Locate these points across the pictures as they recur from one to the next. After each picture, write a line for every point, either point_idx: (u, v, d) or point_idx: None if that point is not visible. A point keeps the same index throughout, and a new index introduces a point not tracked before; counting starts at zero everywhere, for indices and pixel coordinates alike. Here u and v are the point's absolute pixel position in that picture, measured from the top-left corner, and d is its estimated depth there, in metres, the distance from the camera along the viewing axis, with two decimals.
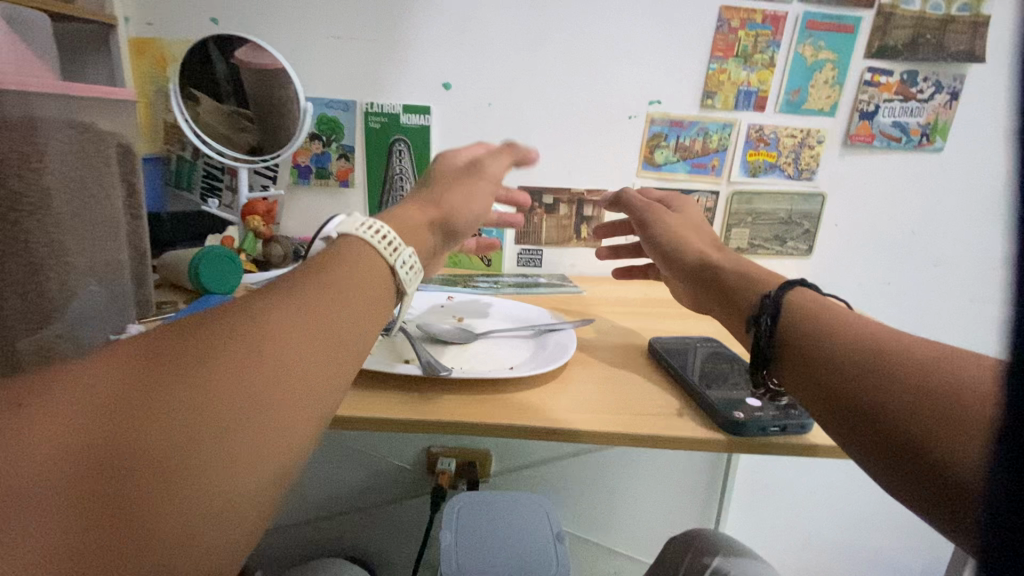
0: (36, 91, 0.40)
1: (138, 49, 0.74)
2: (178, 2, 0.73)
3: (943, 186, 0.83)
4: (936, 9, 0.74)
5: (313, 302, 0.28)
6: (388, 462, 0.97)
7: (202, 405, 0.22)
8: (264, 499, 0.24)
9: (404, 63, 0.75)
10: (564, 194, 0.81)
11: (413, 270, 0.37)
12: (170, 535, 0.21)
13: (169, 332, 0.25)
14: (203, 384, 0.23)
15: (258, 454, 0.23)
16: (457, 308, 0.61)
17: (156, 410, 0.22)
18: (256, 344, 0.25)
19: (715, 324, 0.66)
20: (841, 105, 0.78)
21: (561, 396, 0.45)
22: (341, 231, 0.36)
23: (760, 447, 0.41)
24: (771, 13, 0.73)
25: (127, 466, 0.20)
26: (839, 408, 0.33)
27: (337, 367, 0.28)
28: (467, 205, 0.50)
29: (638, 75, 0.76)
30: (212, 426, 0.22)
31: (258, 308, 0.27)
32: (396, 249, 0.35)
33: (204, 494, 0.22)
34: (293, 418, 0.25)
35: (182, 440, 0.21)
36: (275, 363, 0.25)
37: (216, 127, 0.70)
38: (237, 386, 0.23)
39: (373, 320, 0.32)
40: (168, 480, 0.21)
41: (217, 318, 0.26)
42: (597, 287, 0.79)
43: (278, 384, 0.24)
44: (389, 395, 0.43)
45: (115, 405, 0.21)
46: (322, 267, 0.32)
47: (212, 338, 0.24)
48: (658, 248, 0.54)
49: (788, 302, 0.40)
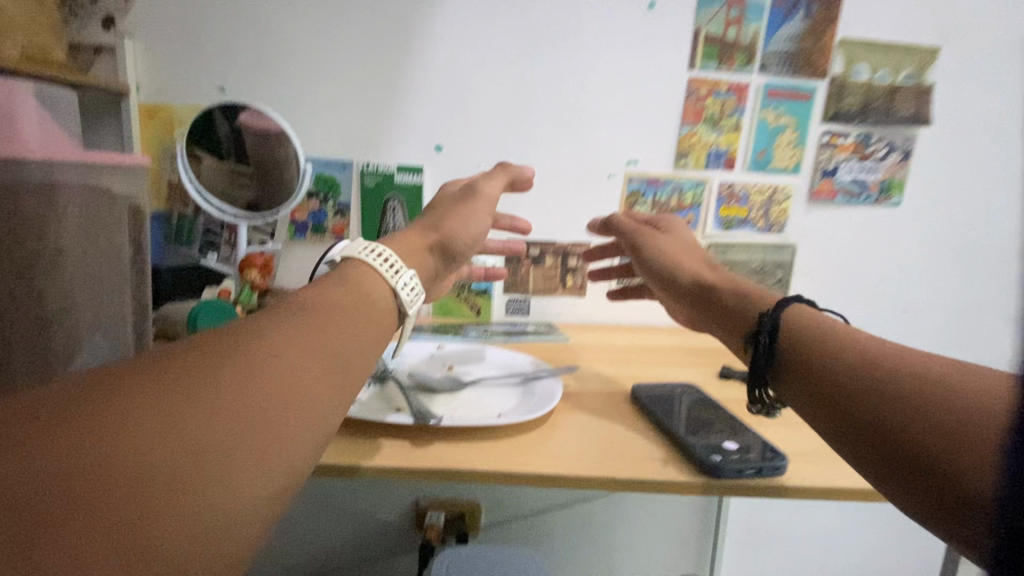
0: (58, 161, 0.43)
1: (147, 113, 0.79)
2: (189, 73, 0.79)
3: (904, 237, 0.88)
4: (883, 79, 0.82)
5: (310, 325, 0.32)
6: (375, 515, 0.96)
7: (215, 414, 0.25)
8: (269, 504, 0.25)
9: (399, 127, 0.81)
10: (549, 246, 0.85)
11: (414, 290, 0.43)
12: (186, 539, 0.22)
13: (172, 353, 0.27)
14: (207, 398, 0.25)
15: (265, 459, 0.25)
16: (447, 357, 0.64)
17: (172, 419, 0.24)
18: (260, 361, 0.28)
19: (695, 370, 0.68)
20: (803, 164, 0.84)
21: (546, 443, 0.47)
22: (346, 254, 0.43)
23: (739, 490, 0.42)
24: (735, 83, 0.80)
25: (147, 471, 0.22)
26: (845, 421, 0.35)
27: (332, 382, 0.30)
28: (465, 231, 0.52)
29: (616, 138, 0.82)
30: (223, 434, 0.24)
31: (258, 331, 0.30)
32: (397, 271, 0.41)
33: (218, 497, 0.23)
34: (292, 428, 0.27)
35: (197, 446, 0.24)
36: (277, 377, 0.28)
37: (217, 185, 0.75)
38: (245, 397, 0.26)
39: (371, 342, 0.35)
40: (185, 483, 0.23)
41: (211, 339, 0.29)
42: (583, 335, 0.81)
43: (282, 396, 0.27)
44: (379, 443, 0.45)
45: (128, 417, 0.23)
46: (324, 291, 0.36)
47: (217, 357, 0.27)
48: (655, 272, 0.58)
49: (786, 321, 0.43)
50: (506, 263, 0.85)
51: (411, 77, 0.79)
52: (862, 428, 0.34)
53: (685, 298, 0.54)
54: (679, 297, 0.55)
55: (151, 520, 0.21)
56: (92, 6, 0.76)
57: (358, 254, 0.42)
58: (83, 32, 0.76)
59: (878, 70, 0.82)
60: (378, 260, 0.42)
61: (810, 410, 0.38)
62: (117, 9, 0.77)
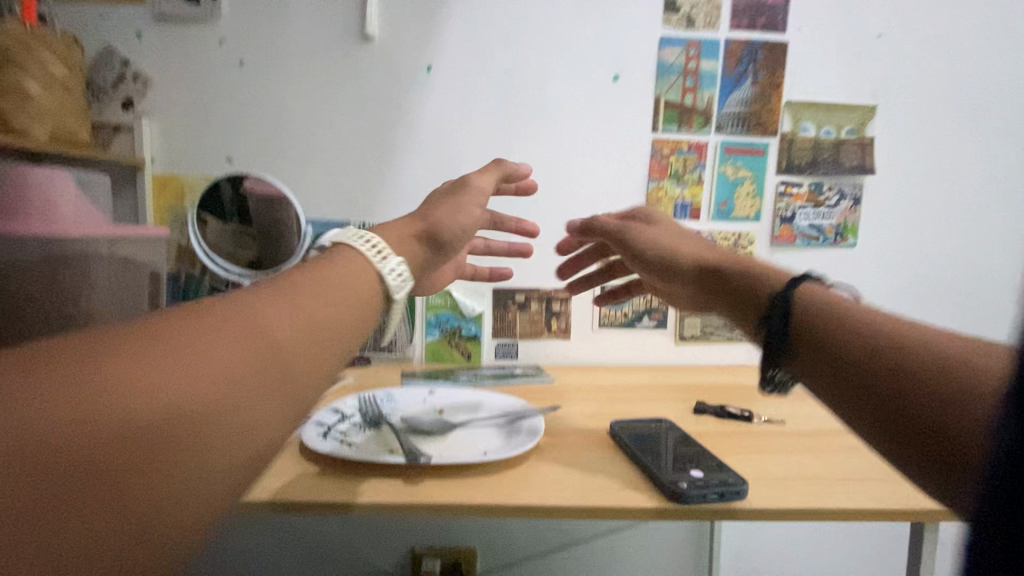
0: (91, 237, 0.51)
1: (160, 183, 0.86)
2: (200, 146, 0.86)
3: (862, 275, 0.95)
4: (828, 135, 0.91)
5: (299, 306, 0.32)
6: (371, 564, 0.96)
7: (196, 389, 0.25)
8: (238, 477, 0.26)
9: (392, 190, 0.88)
10: (533, 292, 0.91)
11: (402, 277, 0.41)
12: (156, 507, 0.23)
13: (159, 320, 0.27)
14: (207, 364, 0.26)
15: (239, 436, 0.26)
16: (438, 400, 0.68)
17: (153, 391, 0.24)
18: (247, 339, 0.28)
19: (671, 407, 0.73)
20: (763, 212, 0.92)
21: (529, 478, 0.51)
22: (337, 240, 0.41)
23: (703, 514, 0.46)
24: (695, 142, 0.89)
25: (126, 438, 0.23)
26: (854, 395, 0.37)
27: (314, 365, 0.31)
28: (453, 220, 0.52)
29: (591, 193, 0.90)
30: (202, 409, 0.25)
31: (248, 307, 0.30)
32: (384, 258, 0.40)
33: (189, 470, 0.24)
34: (281, 397, 0.29)
35: (175, 419, 0.24)
36: (260, 356, 0.28)
37: (223, 247, 0.81)
38: (226, 374, 0.26)
39: (358, 328, 0.36)
40: (159, 455, 0.23)
41: (197, 310, 0.29)
42: (568, 376, 0.86)
43: (262, 375, 0.28)
44: (375, 482, 0.49)
45: (140, 376, 0.24)
46: (317, 272, 0.36)
47: (203, 328, 0.27)
48: (649, 262, 0.61)
49: (799, 301, 0.44)
50: (494, 310, 0.91)
51: (402, 145, 0.87)
52: (869, 398, 0.36)
53: (691, 284, 0.56)
54: (681, 282, 0.57)
55: (129, 483, 0.22)
56: (113, 90, 0.84)
57: (349, 240, 0.41)
58: (104, 113, 0.84)
59: (824, 127, 0.91)
60: (367, 246, 0.41)
61: (825, 384, 0.40)
62: (136, 92, 0.85)
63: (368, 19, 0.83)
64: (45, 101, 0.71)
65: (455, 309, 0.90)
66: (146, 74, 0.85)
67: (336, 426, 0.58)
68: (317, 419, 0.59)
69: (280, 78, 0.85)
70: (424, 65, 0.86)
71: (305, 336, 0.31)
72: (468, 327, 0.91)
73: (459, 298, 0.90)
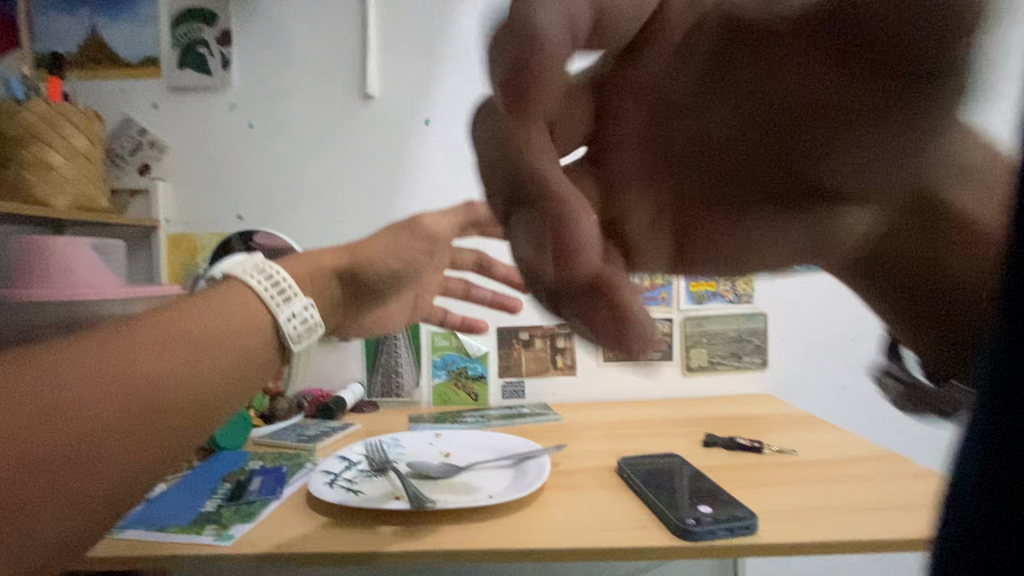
0: (106, 298, 0.53)
1: (173, 242, 0.90)
2: (212, 205, 0.90)
3: None
4: None
5: (204, 332, 0.37)
6: None
7: (99, 418, 0.29)
8: (133, 492, 0.31)
9: None
10: (538, 330, 0.92)
11: (307, 322, 0.45)
12: (46, 525, 0.27)
13: (66, 353, 0.31)
14: (108, 394, 0.30)
15: (140, 454, 0.31)
16: (445, 444, 0.68)
17: (54, 418, 0.28)
18: (154, 367, 0.32)
19: (682, 440, 0.72)
20: None
21: (535, 520, 0.51)
22: (230, 276, 0.45)
23: (714, 552, 0.46)
24: None
25: (23, 465, 0.26)
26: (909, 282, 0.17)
27: (224, 385, 0.36)
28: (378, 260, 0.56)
29: None
30: (101, 435, 0.29)
31: (154, 331, 0.34)
32: (285, 301, 0.44)
33: (84, 490, 0.28)
34: (207, 398, 0.34)
35: (81, 446, 0.28)
36: (170, 382, 0.32)
37: None
38: (132, 397, 0.30)
39: (259, 349, 0.41)
40: (54, 478, 0.27)
41: (115, 335, 0.33)
42: (577, 412, 0.86)
43: (171, 395, 0.32)
44: (382, 530, 0.49)
45: (65, 395, 0.29)
46: (225, 302, 0.41)
47: (110, 356, 0.31)
48: None
49: None
50: (500, 350, 0.92)
51: (403, 193, 0.91)
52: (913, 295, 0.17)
53: None
54: None
55: (27, 505, 0.26)
56: (131, 157, 0.90)
57: (243, 275, 0.44)
58: (123, 178, 0.90)
59: None
60: (267, 286, 0.44)
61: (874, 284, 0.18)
62: (153, 158, 0.90)
63: (366, 78, 0.88)
64: (67, 171, 0.76)
65: (461, 350, 0.91)
66: (162, 140, 0.90)
67: (342, 474, 0.58)
68: (324, 467, 0.60)
69: (286, 137, 0.90)
70: (422, 117, 0.89)
71: (223, 352, 0.37)
72: (475, 367, 0.91)
73: (464, 339, 0.91)
